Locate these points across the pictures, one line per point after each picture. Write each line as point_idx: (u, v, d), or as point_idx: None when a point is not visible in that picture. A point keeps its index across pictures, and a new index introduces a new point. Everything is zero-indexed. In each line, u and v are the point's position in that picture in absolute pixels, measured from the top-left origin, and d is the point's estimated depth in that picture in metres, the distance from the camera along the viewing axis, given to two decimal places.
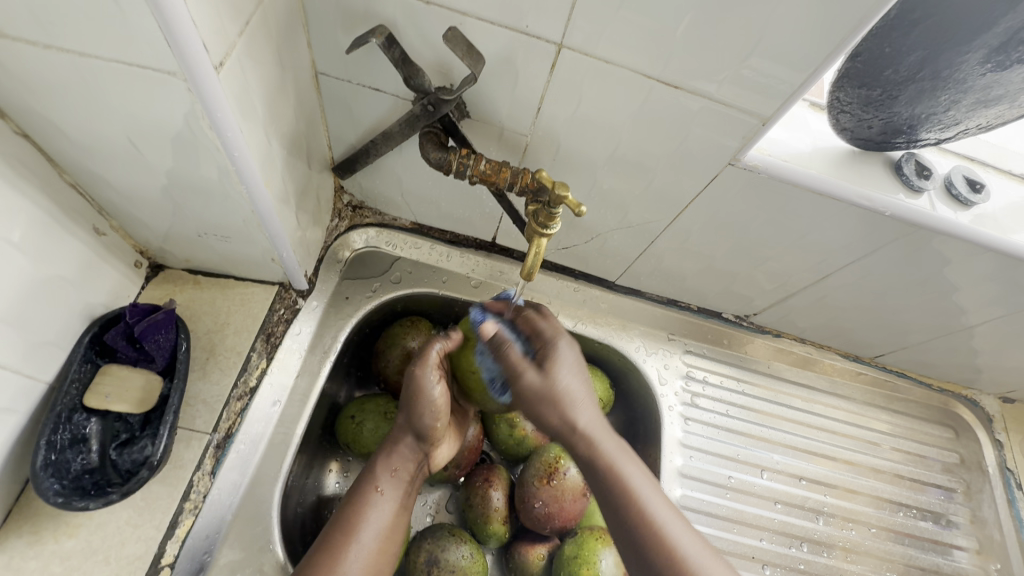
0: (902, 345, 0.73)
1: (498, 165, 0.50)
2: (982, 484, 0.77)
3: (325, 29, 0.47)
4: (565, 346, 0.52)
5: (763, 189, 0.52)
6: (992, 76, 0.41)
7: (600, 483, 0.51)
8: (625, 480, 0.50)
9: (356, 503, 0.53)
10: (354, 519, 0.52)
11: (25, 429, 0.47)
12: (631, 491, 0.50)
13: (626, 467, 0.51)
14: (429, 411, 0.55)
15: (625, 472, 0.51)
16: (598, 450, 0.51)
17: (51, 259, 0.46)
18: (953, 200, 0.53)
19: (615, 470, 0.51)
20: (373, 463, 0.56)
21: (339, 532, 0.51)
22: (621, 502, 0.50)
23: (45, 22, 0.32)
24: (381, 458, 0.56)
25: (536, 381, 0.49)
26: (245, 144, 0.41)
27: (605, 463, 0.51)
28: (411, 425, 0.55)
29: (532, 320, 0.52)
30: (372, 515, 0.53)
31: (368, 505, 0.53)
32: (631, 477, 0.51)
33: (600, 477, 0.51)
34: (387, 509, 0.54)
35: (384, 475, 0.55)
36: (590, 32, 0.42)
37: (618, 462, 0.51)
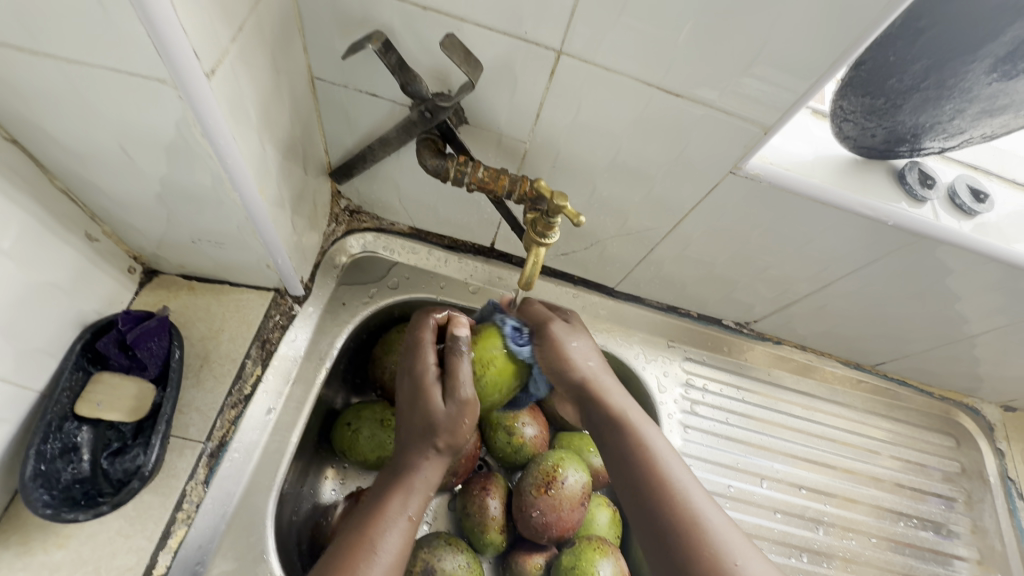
0: (903, 353, 0.73)
1: (497, 173, 0.49)
2: (983, 494, 0.76)
3: (320, 34, 0.46)
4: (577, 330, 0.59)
5: (764, 197, 0.51)
6: (998, 85, 0.41)
7: (611, 436, 0.51)
8: (636, 431, 0.51)
9: (375, 522, 0.47)
10: (374, 540, 0.46)
11: (15, 438, 0.46)
12: (643, 444, 0.49)
13: (643, 427, 0.51)
14: (471, 426, 0.52)
15: (639, 429, 0.51)
16: (607, 406, 0.53)
17: (42, 266, 0.46)
18: (957, 210, 0.52)
19: (624, 419, 0.52)
20: (400, 486, 0.50)
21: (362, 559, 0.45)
22: (631, 451, 0.49)
23: (32, 28, 0.32)
24: (411, 480, 0.50)
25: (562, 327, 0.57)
26: (240, 151, 0.41)
27: (608, 414, 0.53)
28: (450, 442, 0.52)
29: (534, 308, 0.59)
30: (394, 536, 0.47)
31: (391, 525, 0.47)
32: (645, 434, 0.51)
33: (613, 433, 0.52)
34: (406, 535, 0.48)
35: (411, 496, 0.49)
36: (590, 39, 0.41)
37: (633, 421, 0.52)
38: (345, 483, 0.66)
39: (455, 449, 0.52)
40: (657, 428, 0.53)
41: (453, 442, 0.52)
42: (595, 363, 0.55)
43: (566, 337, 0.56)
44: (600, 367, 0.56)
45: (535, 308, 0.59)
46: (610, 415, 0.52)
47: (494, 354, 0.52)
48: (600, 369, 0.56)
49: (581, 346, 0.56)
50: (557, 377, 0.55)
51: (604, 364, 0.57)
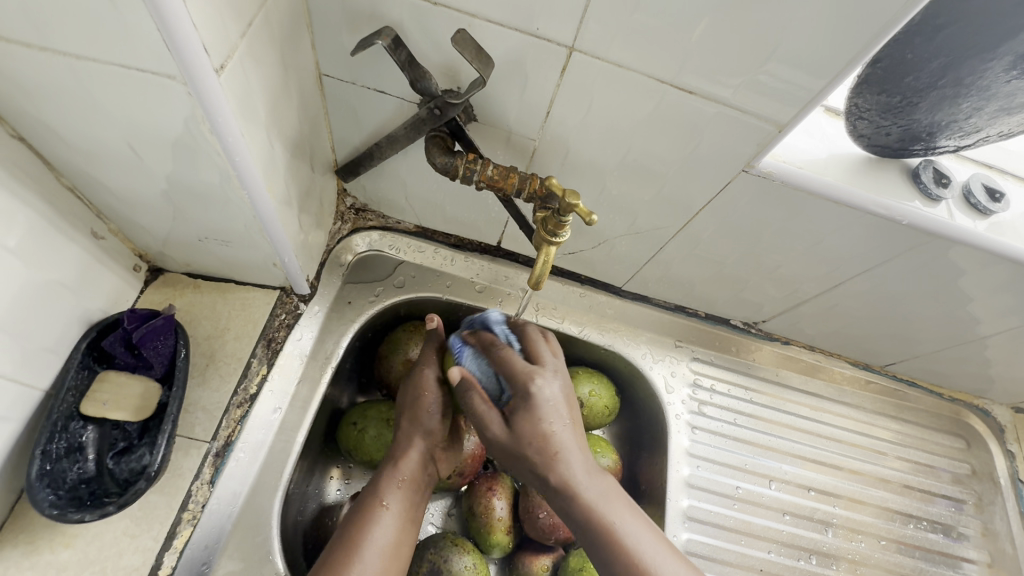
0: (914, 354, 0.72)
1: (507, 170, 0.49)
2: (993, 496, 0.76)
3: (328, 30, 0.45)
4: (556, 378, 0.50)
5: (775, 196, 0.51)
6: (1018, 83, 0.40)
7: (585, 532, 0.47)
8: (609, 524, 0.46)
9: (359, 516, 0.50)
10: (357, 531, 0.48)
11: (21, 437, 0.46)
12: (621, 542, 0.46)
13: (616, 515, 0.47)
14: (433, 406, 0.55)
15: (614, 521, 0.46)
16: (580, 497, 0.47)
17: (48, 264, 0.45)
18: (971, 209, 0.52)
19: (597, 513, 0.46)
20: (379, 479, 0.53)
21: (342, 548, 0.47)
22: (614, 557, 0.45)
23: (39, 24, 0.31)
24: (388, 470, 0.53)
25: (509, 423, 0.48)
26: (248, 149, 0.40)
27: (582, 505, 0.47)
28: (419, 426, 0.54)
29: (534, 340, 0.53)
30: (378, 526, 0.49)
31: (374, 515, 0.50)
32: (619, 525, 0.46)
33: (587, 532, 0.47)
34: (392, 523, 0.50)
35: (390, 486, 0.52)
36: (602, 36, 0.40)
37: (605, 511, 0.47)
38: (350, 483, 0.65)
39: (427, 429, 0.55)
40: (627, 504, 0.48)
41: (420, 423, 0.55)
42: (567, 431, 0.48)
43: (549, 403, 0.48)
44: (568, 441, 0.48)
45: (535, 339, 0.53)
46: (584, 513, 0.47)
47: (518, 366, 0.49)
48: (575, 450, 0.48)
49: (558, 406, 0.48)
50: (521, 459, 0.48)
51: (573, 419, 0.49)
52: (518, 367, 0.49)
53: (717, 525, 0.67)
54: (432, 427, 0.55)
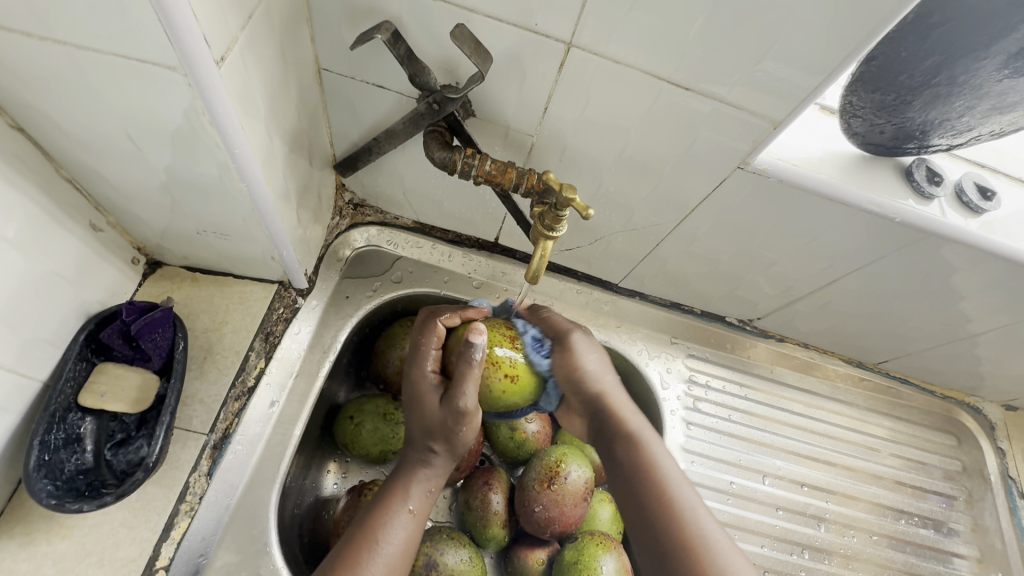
0: (906, 351, 0.73)
1: (504, 166, 0.49)
2: (984, 492, 0.77)
3: (328, 24, 0.46)
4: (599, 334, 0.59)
5: (771, 194, 0.51)
6: (1009, 81, 0.41)
7: (620, 452, 0.52)
8: (648, 448, 0.51)
9: (379, 519, 0.49)
10: (378, 528, 0.48)
11: (19, 427, 0.46)
12: (654, 465, 0.50)
13: (655, 446, 0.52)
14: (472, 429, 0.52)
15: (651, 448, 0.51)
16: (623, 423, 0.53)
17: (47, 256, 0.46)
18: (963, 207, 0.52)
19: (636, 436, 0.52)
20: (403, 478, 0.52)
21: (361, 544, 0.47)
22: (642, 479, 0.49)
23: (42, 14, 0.31)
24: (416, 474, 0.52)
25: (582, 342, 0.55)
26: (247, 141, 0.40)
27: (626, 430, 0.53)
28: (450, 445, 0.52)
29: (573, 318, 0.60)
30: (397, 535, 0.48)
31: (394, 522, 0.49)
32: (655, 448, 0.51)
33: (622, 453, 0.51)
34: (409, 533, 0.49)
35: (413, 496, 0.51)
36: (599, 32, 0.41)
37: (645, 439, 0.52)
38: (347, 476, 0.66)
39: (456, 448, 0.53)
40: (667, 448, 0.53)
41: (451, 444, 0.52)
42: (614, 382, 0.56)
43: (584, 351, 0.55)
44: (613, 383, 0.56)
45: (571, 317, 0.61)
46: (625, 433, 0.52)
47: (554, 317, 0.57)
48: (617, 389, 0.56)
49: (596, 360, 0.56)
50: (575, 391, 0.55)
51: (617, 377, 0.57)
52: (557, 321, 0.57)
53: None
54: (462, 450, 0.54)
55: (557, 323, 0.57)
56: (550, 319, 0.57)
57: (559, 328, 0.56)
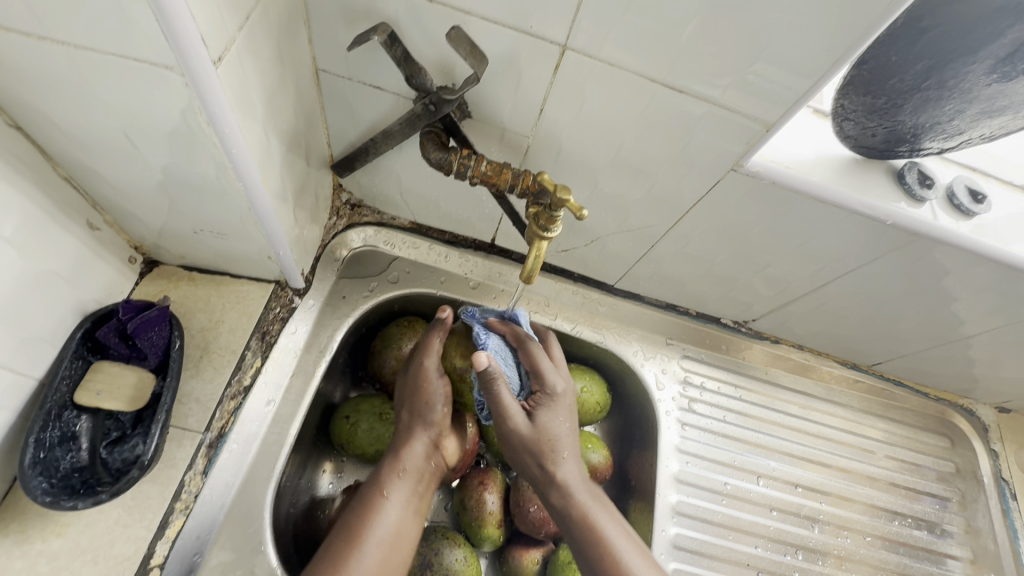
0: (899, 353, 0.73)
1: (500, 167, 0.49)
2: (977, 494, 0.77)
3: (326, 25, 0.46)
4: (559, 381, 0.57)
5: (765, 196, 0.52)
6: (998, 86, 0.41)
7: (578, 536, 0.54)
8: (598, 527, 0.54)
9: (364, 507, 0.53)
10: (361, 520, 0.52)
11: (15, 425, 0.46)
12: (606, 543, 0.53)
13: (603, 520, 0.54)
14: (435, 397, 0.57)
15: (600, 524, 0.54)
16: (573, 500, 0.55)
17: (44, 253, 0.46)
18: (954, 210, 0.53)
19: (586, 516, 0.54)
20: (382, 468, 0.56)
21: (344, 540, 0.50)
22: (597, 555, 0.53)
23: (41, 14, 0.32)
24: (390, 460, 0.56)
25: (522, 425, 0.54)
26: (244, 141, 0.41)
27: (576, 508, 0.55)
28: (421, 418, 0.57)
29: (534, 355, 0.56)
30: (382, 519, 0.52)
31: (378, 508, 0.53)
32: (603, 523, 0.54)
33: (578, 535, 0.54)
34: (394, 513, 0.53)
35: (391, 478, 0.55)
36: (594, 34, 0.41)
37: (593, 514, 0.54)
38: (343, 476, 0.66)
39: (428, 420, 0.57)
40: (611, 511, 0.56)
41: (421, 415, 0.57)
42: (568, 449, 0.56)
43: (534, 426, 0.54)
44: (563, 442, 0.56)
45: (535, 351, 0.57)
46: (577, 514, 0.54)
47: (501, 399, 0.53)
48: (569, 465, 0.56)
49: (552, 427, 0.55)
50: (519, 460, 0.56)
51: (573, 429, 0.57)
52: (505, 402, 0.53)
53: (705, 521, 0.68)
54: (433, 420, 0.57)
55: (502, 406, 0.53)
56: (497, 400, 0.53)
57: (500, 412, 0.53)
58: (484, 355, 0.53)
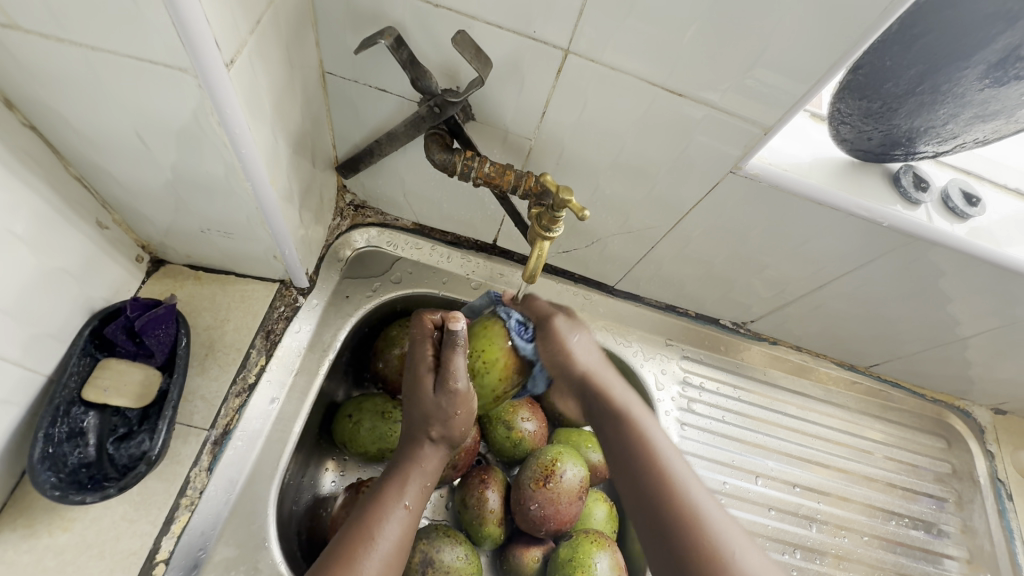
0: (897, 354, 0.74)
1: (503, 168, 0.50)
2: (973, 494, 0.78)
3: (334, 29, 0.47)
4: (574, 327, 0.57)
5: (763, 198, 0.53)
6: (991, 91, 0.42)
7: (608, 429, 0.53)
8: (636, 421, 0.52)
9: (374, 511, 0.50)
10: (376, 528, 0.49)
11: (24, 420, 0.47)
12: (643, 437, 0.50)
13: (641, 416, 0.52)
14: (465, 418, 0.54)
15: (639, 419, 0.52)
16: (608, 394, 0.55)
17: (54, 251, 0.46)
18: (950, 213, 0.54)
19: (625, 412, 0.53)
20: (404, 475, 0.53)
21: (360, 543, 0.47)
22: (627, 437, 0.51)
23: (59, 17, 0.33)
24: (413, 471, 0.53)
25: (564, 323, 0.56)
26: (254, 142, 0.42)
27: (614, 405, 0.54)
28: (448, 437, 0.54)
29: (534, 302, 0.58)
30: (396, 527, 0.49)
31: (388, 513, 0.50)
32: (657, 441, 0.50)
33: (625, 440, 0.51)
34: (409, 524, 0.51)
35: (414, 489, 0.52)
36: (595, 39, 0.42)
37: (633, 411, 0.53)
38: (346, 475, 0.66)
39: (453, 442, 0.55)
40: (654, 417, 0.53)
41: (447, 434, 0.54)
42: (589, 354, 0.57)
43: (574, 329, 0.57)
44: (600, 362, 0.57)
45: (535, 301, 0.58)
46: (613, 407, 0.54)
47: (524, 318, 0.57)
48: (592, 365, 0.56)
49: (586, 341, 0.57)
50: (557, 368, 0.56)
51: (601, 354, 0.58)
52: (540, 309, 0.57)
53: None
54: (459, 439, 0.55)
55: (543, 309, 0.57)
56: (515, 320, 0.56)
57: (543, 314, 0.57)
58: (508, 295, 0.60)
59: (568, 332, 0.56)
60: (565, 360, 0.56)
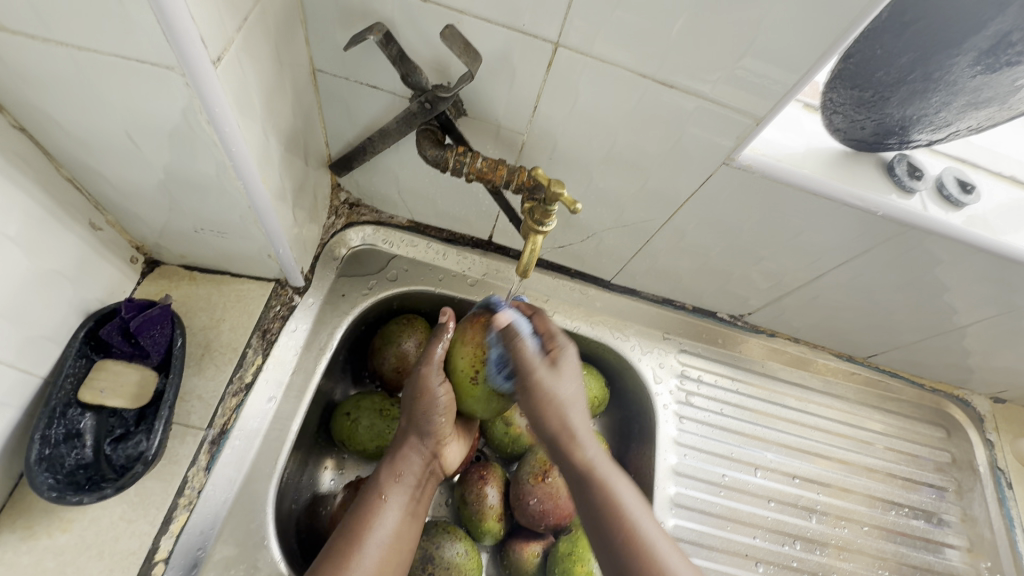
0: (895, 344, 0.74)
1: (495, 163, 0.50)
2: (973, 483, 0.77)
3: (324, 27, 0.47)
4: (570, 353, 0.54)
5: (757, 189, 0.52)
6: (983, 78, 0.42)
7: (596, 507, 0.50)
8: (615, 499, 0.50)
9: (364, 511, 0.54)
10: (360, 524, 0.52)
11: (20, 423, 0.47)
12: (625, 514, 0.49)
13: (617, 486, 0.51)
14: (431, 407, 0.56)
15: (616, 490, 0.51)
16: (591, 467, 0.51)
17: (48, 253, 0.46)
18: (944, 201, 0.54)
19: (603, 488, 0.50)
20: (380, 471, 0.57)
21: (344, 539, 0.52)
22: (606, 516, 0.49)
23: (44, 16, 0.32)
24: (387, 465, 0.57)
25: (542, 378, 0.51)
26: (243, 140, 0.42)
27: (595, 480, 0.51)
28: (417, 427, 0.57)
29: (548, 324, 0.54)
30: (380, 520, 0.53)
31: (376, 512, 0.53)
32: (624, 500, 0.50)
33: (604, 515, 0.49)
34: (393, 515, 0.54)
35: (389, 481, 0.56)
36: (585, 32, 0.42)
37: (609, 481, 0.51)
38: (344, 473, 0.66)
39: (424, 430, 0.57)
40: (626, 479, 0.52)
41: (417, 423, 0.57)
42: (579, 413, 0.53)
43: (567, 371, 0.53)
44: (580, 400, 0.53)
45: (549, 320, 0.55)
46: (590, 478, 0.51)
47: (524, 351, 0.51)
48: (582, 422, 0.53)
49: (576, 386, 0.53)
50: (537, 421, 0.53)
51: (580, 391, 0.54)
52: (525, 354, 0.51)
53: (704, 512, 0.69)
54: (430, 428, 0.57)
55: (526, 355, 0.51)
56: (518, 353, 0.51)
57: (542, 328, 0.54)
58: (506, 314, 0.52)
59: (548, 385, 0.51)
60: (550, 414, 0.52)
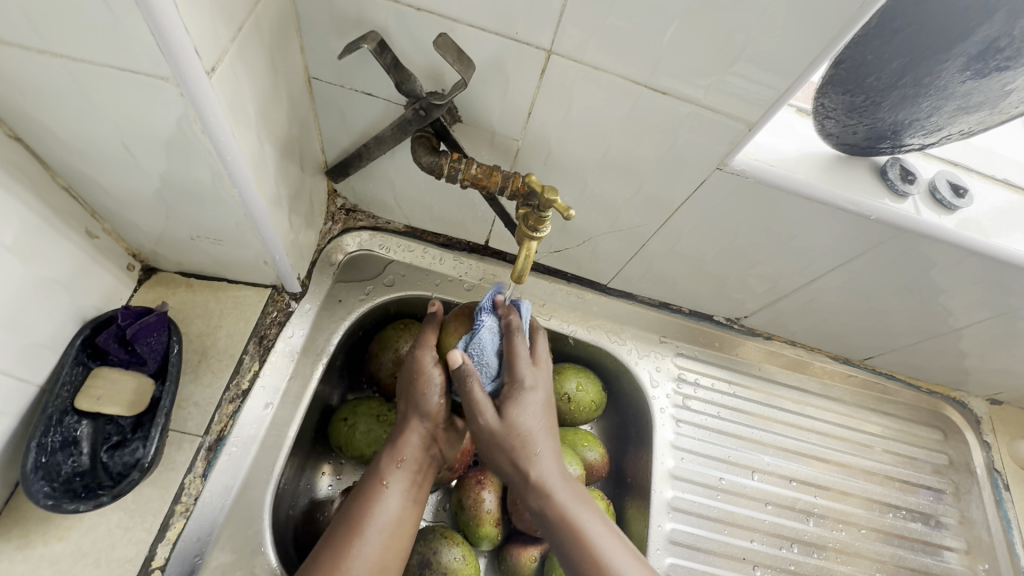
0: (891, 347, 0.74)
1: (490, 169, 0.50)
2: (970, 485, 0.78)
3: (319, 35, 0.47)
4: (531, 389, 0.52)
5: (751, 193, 0.53)
6: (973, 83, 0.42)
7: (563, 542, 0.51)
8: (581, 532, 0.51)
9: (365, 497, 0.52)
10: (360, 512, 0.51)
11: (16, 431, 0.47)
12: (591, 547, 0.50)
13: (582, 516, 0.52)
14: (432, 389, 0.55)
15: (580, 522, 0.51)
16: (554, 503, 0.51)
17: (43, 261, 0.47)
18: (937, 204, 0.54)
19: (568, 521, 0.51)
20: (381, 456, 0.55)
21: (345, 527, 0.50)
22: (572, 550, 0.51)
23: (38, 28, 0.33)
24: (388, 449, 0.55)
25: (494, 421, 0.51)
26: (238, 148, 0.42)
27: (560, 513, 0.51)
28: (419, 409, 0.55)
29: (515, 351, 0.53)
30: (381, 506, 0.52)
31: (377, 498, 0.52)
32: (589, 530, 0.51)
33: (570, 546, 0.51)
34: (394, 501, 0.53)
35: (391, 467, 0.54)
36: (578, 39, 0.42)
37: (573, 513, 0.51)
38: (342, 478, 0.66)
39: (425, 412, 0.55)
40: (592, 508, 0.53)
41: (420, 405, 0.55)
42: (542, 445, 0.52)
43: (525, 409, 0.52)
44: (540, 434, 0.52)
45: (518, 340, 0.53)
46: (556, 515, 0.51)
47: (474, 395, 0.50)
48: (544, 464, 0.52)
49: (536, 420, 0.52)
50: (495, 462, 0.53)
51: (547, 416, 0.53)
52: (475, 398, 0.50)
53: (701, 515, 0.69)
54: (433, 409, 0.55)
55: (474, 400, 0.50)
56: (469, 398, 0.50)
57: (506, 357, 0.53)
58: (459, 354, 0.50)
59: (504, 429, 0.51)
60: (510, 457, 0.52)
